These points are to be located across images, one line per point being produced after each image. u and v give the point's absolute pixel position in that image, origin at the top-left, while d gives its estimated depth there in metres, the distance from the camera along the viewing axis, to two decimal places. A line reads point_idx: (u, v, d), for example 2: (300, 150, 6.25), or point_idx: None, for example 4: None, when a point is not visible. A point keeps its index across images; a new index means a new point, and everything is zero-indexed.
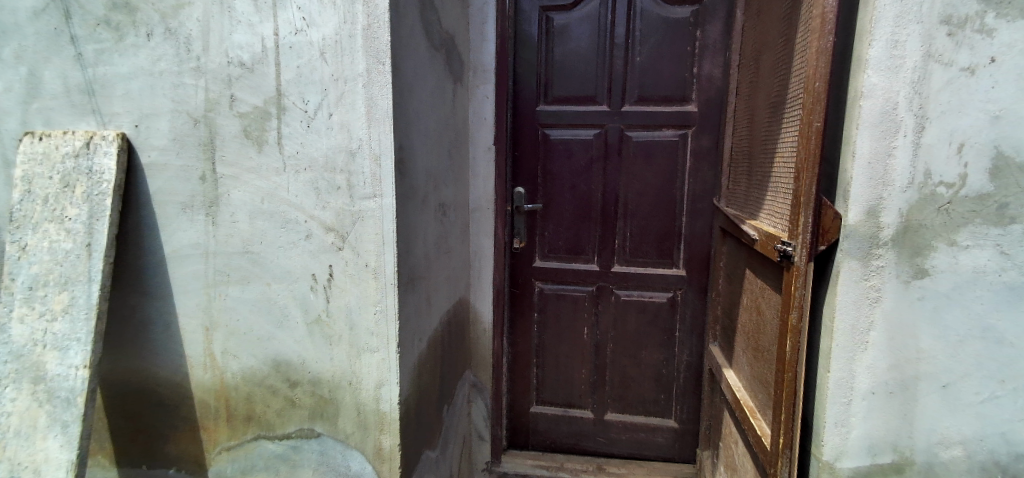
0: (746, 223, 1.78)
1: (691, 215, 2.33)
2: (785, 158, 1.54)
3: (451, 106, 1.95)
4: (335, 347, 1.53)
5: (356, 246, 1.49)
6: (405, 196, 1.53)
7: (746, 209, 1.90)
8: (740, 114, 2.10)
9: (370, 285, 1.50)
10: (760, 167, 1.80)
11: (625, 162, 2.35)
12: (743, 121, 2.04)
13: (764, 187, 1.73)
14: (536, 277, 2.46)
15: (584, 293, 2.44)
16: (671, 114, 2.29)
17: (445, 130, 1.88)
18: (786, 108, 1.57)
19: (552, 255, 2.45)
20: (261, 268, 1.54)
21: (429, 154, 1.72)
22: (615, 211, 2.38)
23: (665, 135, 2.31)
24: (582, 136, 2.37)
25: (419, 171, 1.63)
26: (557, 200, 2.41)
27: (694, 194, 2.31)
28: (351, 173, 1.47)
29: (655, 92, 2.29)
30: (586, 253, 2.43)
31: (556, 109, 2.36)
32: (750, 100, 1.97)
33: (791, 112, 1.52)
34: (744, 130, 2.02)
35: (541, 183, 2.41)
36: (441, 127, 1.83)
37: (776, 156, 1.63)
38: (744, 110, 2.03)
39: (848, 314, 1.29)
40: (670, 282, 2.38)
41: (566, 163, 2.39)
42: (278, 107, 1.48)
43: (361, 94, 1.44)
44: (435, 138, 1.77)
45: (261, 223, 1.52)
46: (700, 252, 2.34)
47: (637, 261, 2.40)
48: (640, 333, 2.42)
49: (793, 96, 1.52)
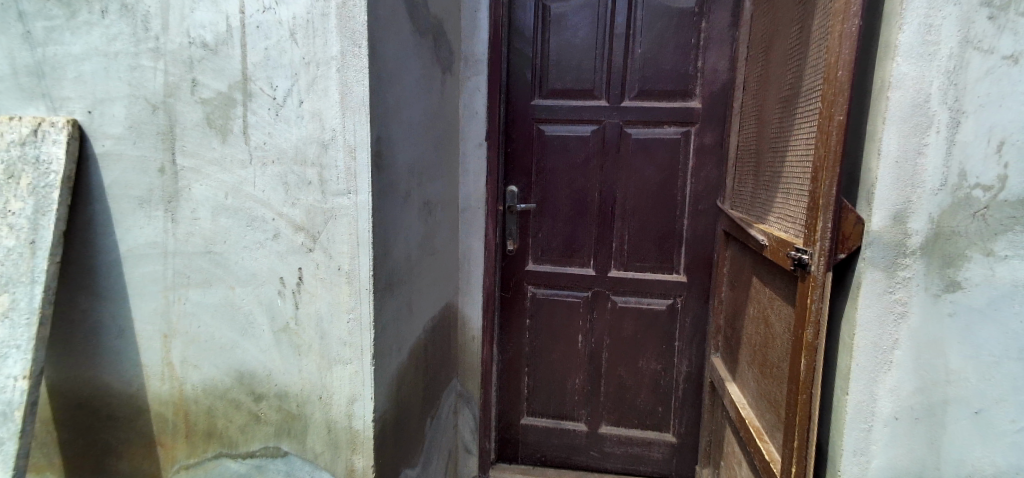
0: (753, 227, 1.65)
1: (692, 216, 2.22)
2: (798, 156, 1.42)
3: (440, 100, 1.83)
4: (304, 357, 1.41)
5: (328, 247, 1.37)
6: (384, 191, 1.39)
7: (752, 212, 1.77)
8: (747, 112, 1.97)
9: (343, 290, 1.38)
10: (769, 166, 1.67)
11: (624, 161, 2.24)
12: (750, 117, 1.91)
13: (773, 188, 1.61)
14: (528, 281, 2.34)
15: (579, 298, 2.33)
16: (674, 111, 2.18)
17: (432, 125, 1.76)
18: (801, 104, 1.45)
19: (545, 257, 2.33)
20: (224, 270, 1.41)
21: (414, 147, 1.59)
22: (613, 212, 2.27)
23: (667, 133, 2.20)
24: (578, 132, 2.25)
25: (402, 164, 1.51)
26: (552, 200, 2.29)
27: (696, 195, 2.21)
28: (323, 166, 1.35)
29: (658, 86, 2.19)
30: (580, 256, 2.31)
31: (553, 103, 2.25)
32: (756, 95, 1.86)
33: (806, 108, 1.40)
34: (752, 126, 1.88)
35: (535, 181, 2.29)
36: (428, 122, 1.71)
37: (789, 156, 1.51)
38: (752, 106, 1.90)
39: (870, 330, 1.16)
40: (670, 288, 2.26)
41: (562, 161, 2.27)
42: (243, 93, 1.35)
43: (335, 80, 1.31)
44: (421, 132, 1.65)
45: (225, 219, 1.39)
46: (700, 257, 2.23)
47: (635, 265, 2.28)
48: (637, 341, 2.31)
49: (808, 90, 1.40)
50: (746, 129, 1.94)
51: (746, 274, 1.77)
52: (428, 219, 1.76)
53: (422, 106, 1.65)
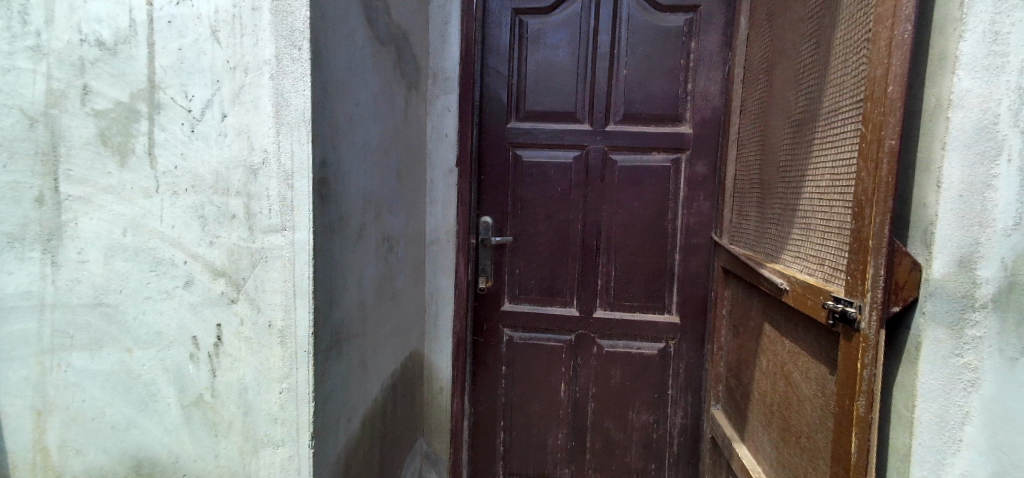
0: (762, 265, 1.44)
1: (684, 252, 2.01)
2: (821, 186, 1.22)
3: (404, 124, 1.60)
4: (221, 439, 1.15)
5: (256, 298, 1.10)
6: (329, 227, 1.12)
7: (759, 248, 1.56)
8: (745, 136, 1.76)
9: (274, 353, 1.11)
10: (777, 195, 1.47)
11: (609, 191, 2.02)
12: (746, 142, 1.70)
13: (786, 221, 1.40)
14: (504, 323, 2.09)
15: (560, 343, 2.08)
16: (664, 137, 1.99)
17: (393, 149, 1.50)
18: (820, 125, 1.24)
19: (523, 296, 2.08)
20: (119, 329, 1.13)
21: (370, 173, 1.33)
22: (598, 246, 2.04)
23: (655, 159, 2.00)
24: (559, 158, 2.03)
25: (356, 193, 1.24)
26: (530, 233, 2.05)
27: (688, 228, 2.00)
28: (250, 196, 1.07)
29: (645, 110, 1.99)
30: (562, 295, 2.07)
31: (530, 126, 2.02)
32: (754, 117, 1.65)
33: (830, 129, 1.19)
34: (751, 153, 1.67)
35: (509, 212, 2.05)
36: (388, 143, 1.46)
37: (807, 185, 1.29)
38: (749, 129, 1.68)
39: (933, 403, 0.95)
40: (661, 330, 2.04)
41: (541, 189, 2.04)
42: (149, 103, 1.07)
43: (268, 89, 1.05)
44: (381, 155, 1.40)
45: (120, 263, 1.11)
46: (694, 295, 2.02)
47: (623, 304, 2.06)
48: (625, 390, 2.07)
49: (831, 108, 1.19)
50: (745, 156, 1.73)
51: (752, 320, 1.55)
52: (388, 257, 1.49)
53: (381, 125, 1.40)
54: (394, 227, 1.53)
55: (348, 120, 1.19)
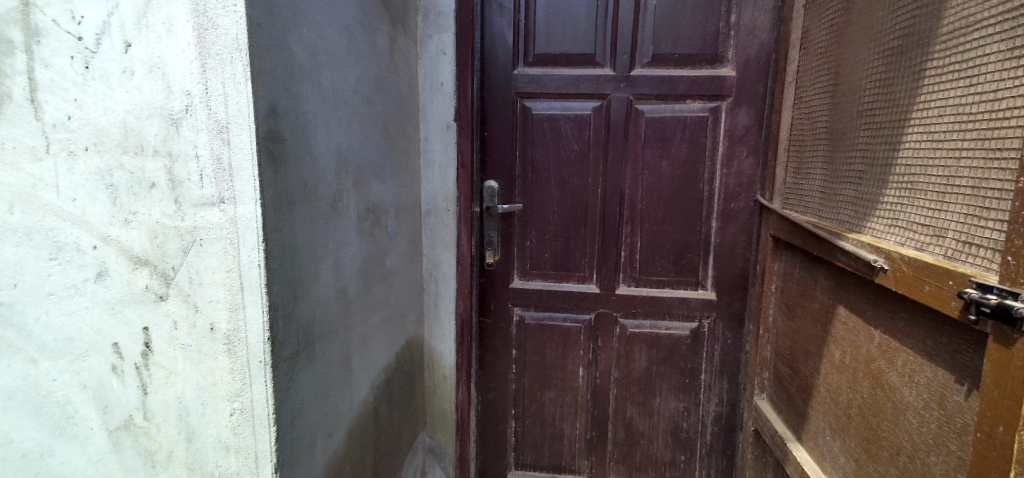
0: (832, 235, 1.16)
1: (723, 217, 1.73)
2: (923, 137, 0.98)
3: (391, 69, 1.31)
4: (161, 471, 0.88)
5: (191, 293, 0.82)
6: (287, 197, 0.83)
7: (820, 215, 1.29)
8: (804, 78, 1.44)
9: (220, 365, 0.83)
10: (841, 153, 1.22)
11: (633, 149, 1.73)
12: (806, 84, 1.39)
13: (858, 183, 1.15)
14: (513, 302, 1.82)
15: (577, 324, 1.82)
16: (701, 81, 1.68)
17: (374, 97, 1.20)
18: (921, 62, 0.99)
19: (534, 272, 1.81)
20: (19, 334, 0.84)
21: (343, 128, 1.03)
22: (621, 214, 1.76)
23: (690, 109, 1.70)
24: (575, 110, 1.72)
25: (326, 153, 0.96)
26: (543, 199, 1.76)
27: (728, 190, 1.71)
28: (172, 157, 0.78)
29: (678, 50, 1.68)
30: (579, 269, 1.80)
31: (541, 73, 1.71)
32: (819, 50, 1.33)
33: (941, 66, 0.95)
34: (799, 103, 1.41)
35: (518, 175, 1.76)
36: (368, 89, 1.16)
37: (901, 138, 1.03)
38: (810, 67, 1.37)
39: None
40: (694, 308, 1.78)
41: (555, 148, 1.74)
42: (24, 29, 0.77)
43: (184, 5, 0.75)
44: (360, 106, 1.11)
45: (10, 250, 0.82)
46: (733, 269, 1.75)
47: (650, 279, 1.79)
48: (653, 376, 1.81)
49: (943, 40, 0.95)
50: (803, 102, 1.42)
51: (811, 299, 1.28)
52: (373, 233, 1.21)
53: (358, 67, 1.10)
54: (378, 196, 1.25)
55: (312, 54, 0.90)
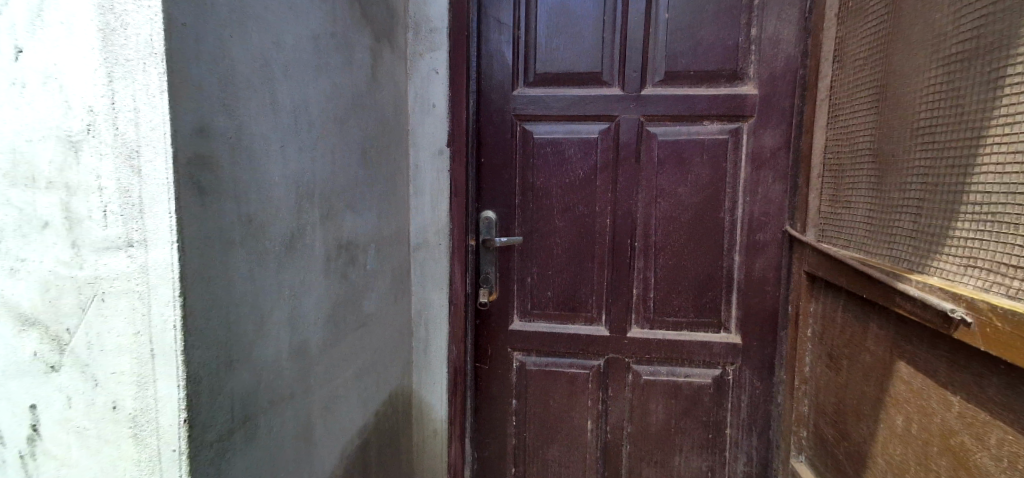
0: (885, 276, 1.01)
1: (747, 250, 1.56)
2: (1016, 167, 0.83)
3: (374, 88, 1.18)
4: None
5: (94, 358, 0.72)
6: (214, 242, 0.73)
7: (864, 249, 1.13)
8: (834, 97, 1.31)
9: (124, 453, 0.73)
10: (891, 179, 1.07)
11: (645, 175, 1.57)
12: (839, 103, 1.25)
13: (916, 215, 1.00)
14: (513, 346, 1.64)
15: (586, 370, 1.63)
16: (719, 100, 1.54)
17: (348, 118, 1.05)
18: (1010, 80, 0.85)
19: (536, 312, 1.63)
20: None
21: (287, 152, 0.86)
22: (632, 246, 1.59)
23: (708, 131, 1.56)
24: (580, 134, 1.58)
25: (258, 182, 0.80)
26: (547, 231, 1.60)
27: (752, 219, 1.55)
28: (71, 189, 0.71)
29: (693, 67, 1.54)
30: (587, 309, 1.62)
31: (544, 93, 1.57)
32: (856, 65, 1.19)
33: None
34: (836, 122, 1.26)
35: (518, 204, 1.60)
36: (338, 107, 1.01)
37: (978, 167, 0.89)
38: (844, 84, 1.23)
39: None
40: (717, 353, 1.59)
41: (560, 175, 1.58)
42: None
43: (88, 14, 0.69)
44: (322, 127, 0.96)
45: None
46: (760, 309, 1.56)
47: (667, 321, 1.60)
48: (672, 429, 1.61)
49: None
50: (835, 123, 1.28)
51: (861, 354, 1.12)
52: (345, 274, 1.05)
53: (320, 82, 0.95)
54: (353, 230, 1.09)
55: (223, 63, 0.74)
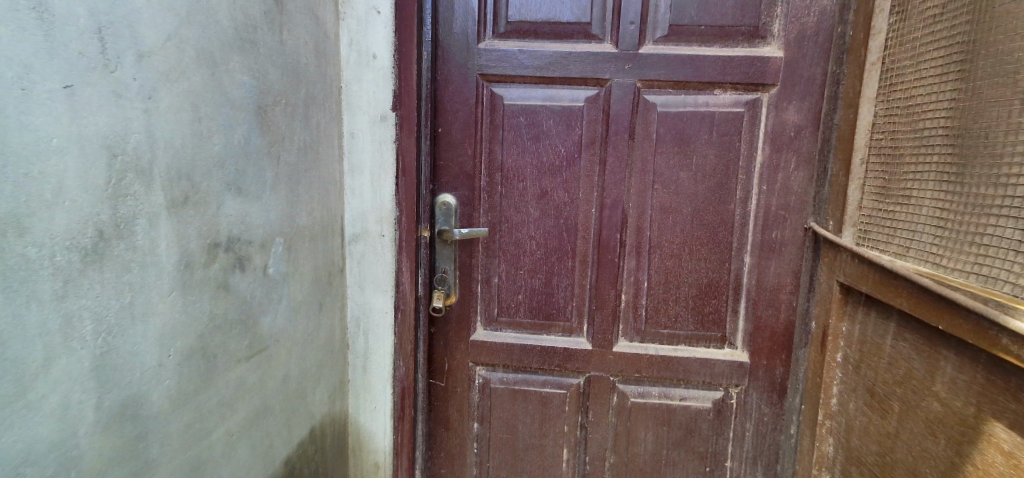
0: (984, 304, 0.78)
1: (762, 251, 1.28)
2: None
3: (276, 25, 0.87)
4: None
5: None
6: None
7: (936, 257, 0.90)
8: (884, 65, 1.05)
9: None
10: (986, 171, 0.83)
11: (640, 155, 1.28)
12: (899, 77, 1.01)
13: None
14: (474, 360, 1.34)
15: (562, 390, 1.34)
16: (734, 64, 1.25)
17: (208, 59, 0.74)
18: None
19: (503, 320, 1.33)
20: None
21: (52, 100, 0.57)
22: (621, 243, 1.30)
23: (720, 103, 1.27)
24: (562, 100, 1.27)
25: None
26: (518, 221, 1.30)
27: (769, 214, 1.27)
28: None
29: (704, 21, 1.24)
30: (564, 317, 1.33)
31: (518, 49, 1.25)
32: (928, 30, 0.95)
33: None
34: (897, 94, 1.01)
35: (484, 187, 1.29)
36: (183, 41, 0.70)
37: None
38: (909, 54, 0.99)
39: None
40: (719, 373, 1.32)
41: (536, 152, 1.28)
42: None
43: None
44: (136, 66, 0.65)
45: None
46: (774, 321, 1.30)
47: (661, 333, 1.32)
48: (663, 462, 1.35)
49: None
50: (888, 101, 1.03)
51: (924, 400, 0.89)
52: (198, 282, 0.74)
53: (138, 1, 0.64)
54: (226, 226, 0.78)
55: None
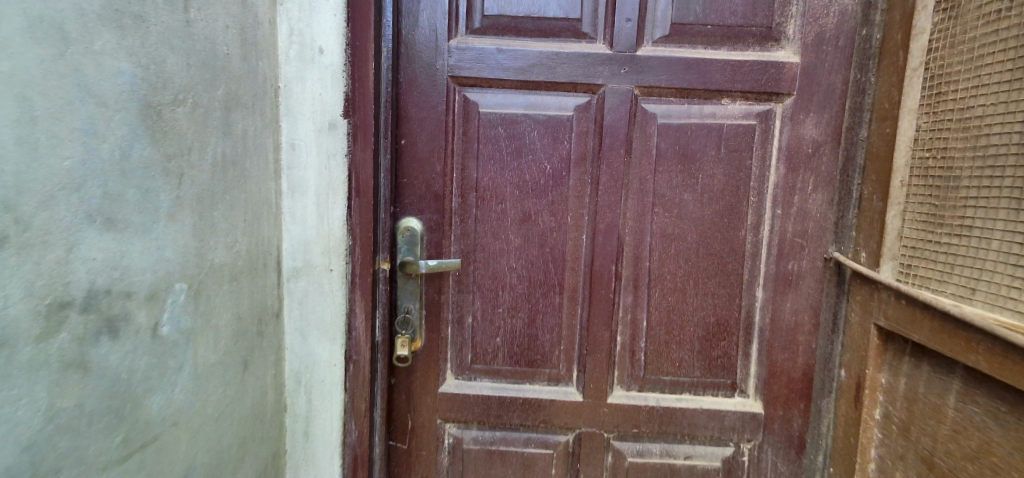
0: None
1: (777, 284, 1.11)
2: None
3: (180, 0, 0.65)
4: None
5: None
6: None
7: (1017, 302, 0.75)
8: (928, 71, 0.90)
9: None
10: None
11: (638, 173, 1.10)
12: (948, 85, 0.86)
13: None
14: (444, 417, 1.12)
15: (548, 450, 1.14)
16: (744, 69, 1.08)
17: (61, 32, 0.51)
18: None
19: (479, 367, 1.12)
20: None
21: None
22: (617, 275, 1.11)
23: (728, 114, 1.10)
24: (549, 108, 1.08)
25: None
26: (496, 249, 1.09)
27: (785, 242, 1.11)
28: None
29: (711, 19, 1.08)
30: (550, 364, 1.13)
31: (496, 47, 1.06)
32: (986, 29, 0.81)
33: None
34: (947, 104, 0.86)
35: (455, 209, 1.09)
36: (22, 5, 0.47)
37: None
38: (962, 57, 0.84)
39: None
40: (729, 426, 1.13)
41: (517, 169, 1.08)
42: None
43: None
44: None
45: None
46: (790, 366, 1.12)
47: (663, 380, 1.13)
48: None
49: None
50: (935, 113, 0.88)
51: None
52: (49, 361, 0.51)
53: None
54: (81, 276, 0.54)
55: None
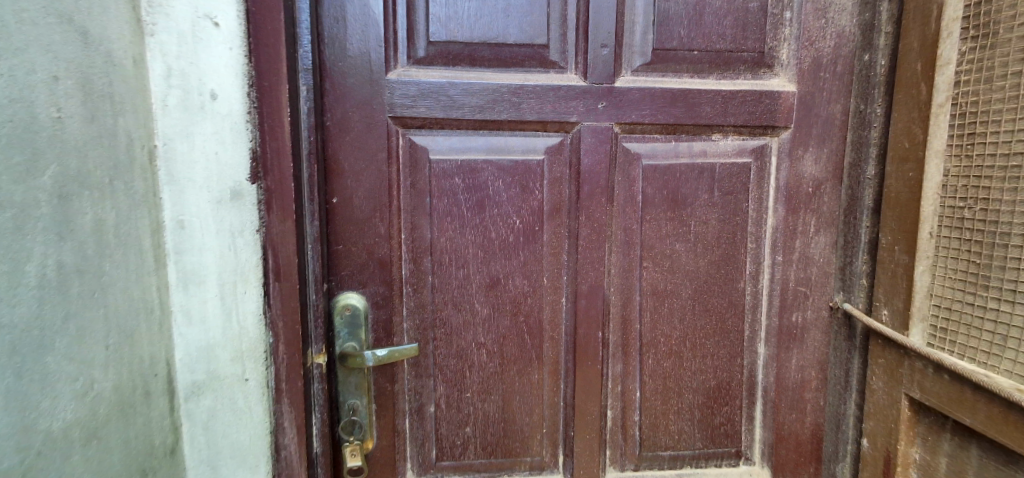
0: None
1: (782, 340, 0.97)
2: None
3: None
4: None
5: None
6: None
7: None
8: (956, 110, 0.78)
9: None
10: None
11: (623, 223, 0.93)
12: (984, 127, 0.75)
13: None
14: None
15: None
16: (737, 100, 0.93)
17: None
18: None
19: (446, 463, 0.93)
20: None
21: None
22: (603, 343, 0.94)
23: (721, 152, 0.94)
24: (515, 152, 0.90)
25: None
26: (459, 324, 0.90)
27: (789, 294, 0.96)
28: None
29: (697, 44, 0.92)
30: (532, 452, 0.95)
31: (447, 80, 0.87)
32: None
33: None
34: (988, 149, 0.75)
35: (405, 277, 0.89)
36: None
37: None
38: (1002, 96, 0.73)
39: None
40: None
41: (481, 226, 0.89)
42: None
43: None
44: None
45: None
46: (800, 429, 0.99)
47: (662, 457, 0.97)
48: None
49: None
50: (969, 158, 0.77)
51: None
52: None
53: None
54: None
55: None
